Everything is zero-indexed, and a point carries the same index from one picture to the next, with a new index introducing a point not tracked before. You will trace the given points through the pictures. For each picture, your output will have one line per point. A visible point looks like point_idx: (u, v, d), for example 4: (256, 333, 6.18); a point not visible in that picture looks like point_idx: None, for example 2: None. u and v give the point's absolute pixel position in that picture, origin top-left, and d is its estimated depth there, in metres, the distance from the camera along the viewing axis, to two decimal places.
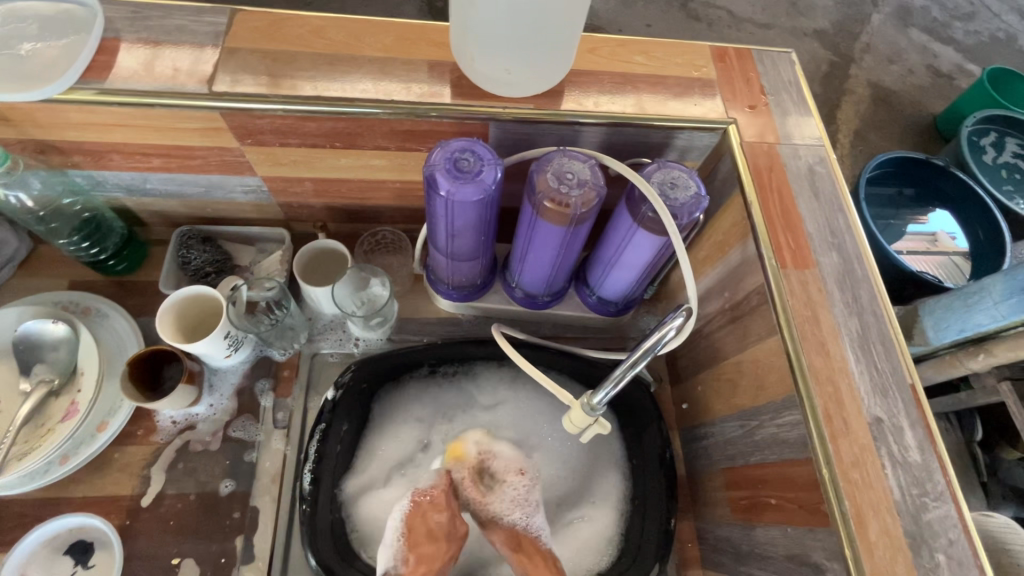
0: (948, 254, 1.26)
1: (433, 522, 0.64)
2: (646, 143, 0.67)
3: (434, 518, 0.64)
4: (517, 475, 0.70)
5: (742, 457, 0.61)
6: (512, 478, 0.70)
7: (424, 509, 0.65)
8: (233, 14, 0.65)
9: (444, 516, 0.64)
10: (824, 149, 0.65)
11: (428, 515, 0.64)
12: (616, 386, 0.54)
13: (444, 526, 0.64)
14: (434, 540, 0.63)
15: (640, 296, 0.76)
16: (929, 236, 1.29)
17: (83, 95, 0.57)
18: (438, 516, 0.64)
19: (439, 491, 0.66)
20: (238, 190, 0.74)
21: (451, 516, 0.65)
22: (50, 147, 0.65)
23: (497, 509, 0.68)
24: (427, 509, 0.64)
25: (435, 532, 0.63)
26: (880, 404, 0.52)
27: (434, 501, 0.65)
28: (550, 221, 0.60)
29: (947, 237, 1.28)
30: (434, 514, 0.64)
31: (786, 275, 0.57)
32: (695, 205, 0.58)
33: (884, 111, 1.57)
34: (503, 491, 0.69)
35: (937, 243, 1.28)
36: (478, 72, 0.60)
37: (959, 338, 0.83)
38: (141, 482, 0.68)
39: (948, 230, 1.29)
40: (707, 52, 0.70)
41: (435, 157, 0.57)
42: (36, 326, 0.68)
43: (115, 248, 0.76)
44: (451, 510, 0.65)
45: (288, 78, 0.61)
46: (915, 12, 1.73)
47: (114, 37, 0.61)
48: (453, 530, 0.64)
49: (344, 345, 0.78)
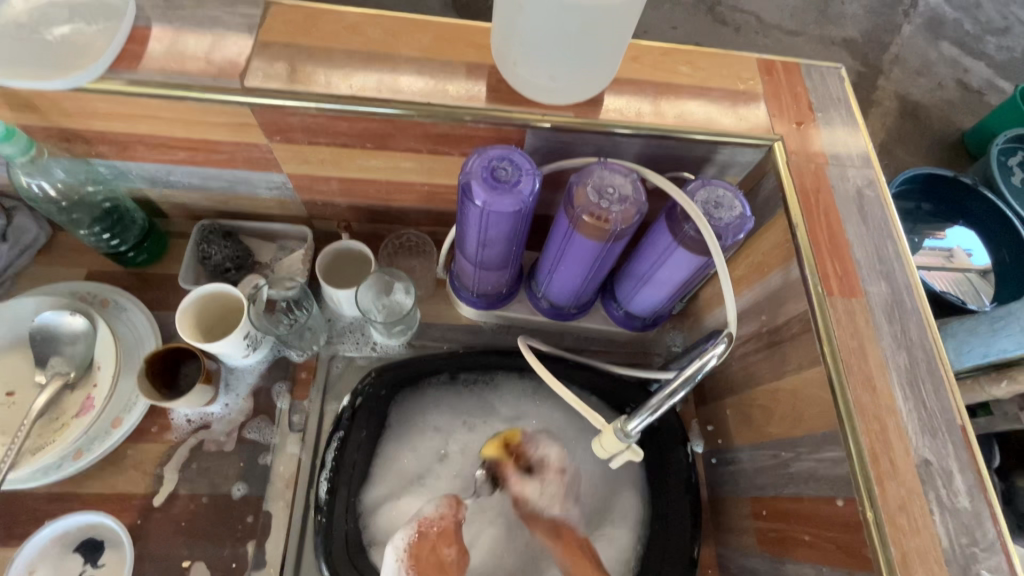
0: (965, 272, 1.21)
1: (444, 555, 0.62)
2: (687, 157, 0.64)
3: (444, 551, 0.63)
4: (555, 476, 0.66)
5: (774, 487, 0.59)
6: (552, 472, 0.66)
7: (431, 541, 0.63)
8: (267, 6, 0.63)
9: (452, 551, 0.63)
10: (873, 171, 0.63)
11: (438, 548, 0.63)
12: (654, 414, 0.52)
13: (453, 560, 0.63)
14: (444, 574, 0.61)
15: (669, 312, 0.74)
16: (945, 251, 1.25)
17: (111, 85, 0.56)
18: (448, 549, 0.63)
19: (447, 519, 0.64)
20: (263, 186, 0.73)
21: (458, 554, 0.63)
22: (74, 135, 0.63)
23: (537, 503, 0.66)
24: (434, 543, 0.63)
25: (448, 566, 0.62)
26: (928, 445, 0.49)
27: (443, 532, 0.63)
28: (588, 236, 0.58)
29: (963, 253, 1.24)
30: (445, 548, 0.63)
31: (832, 303, 0.54)
32: (740, 225, 0.56)
33: (912, 124, 1.54)
34: (542, 484, 0.66)
35: (953, 258, 1.24)
36: (519, 78, 0.58)
37: (982, 362, 0.81)
38: (154, 480, 0.67)
39: (965, 246, 1.25)
40: (753, 64, 0.67)
41: (471, 165, 0.55)
42: (54, 318, 0.66)
43: (136, 240, 0.74)
44: (458, 542, 0.64)
45: (321, 75, 0.59)
46: (947, 23, 1.68)
47: (146, 25, 0.59)
48: (459, 564, 0.63)
49: (362, 348, 0.77)
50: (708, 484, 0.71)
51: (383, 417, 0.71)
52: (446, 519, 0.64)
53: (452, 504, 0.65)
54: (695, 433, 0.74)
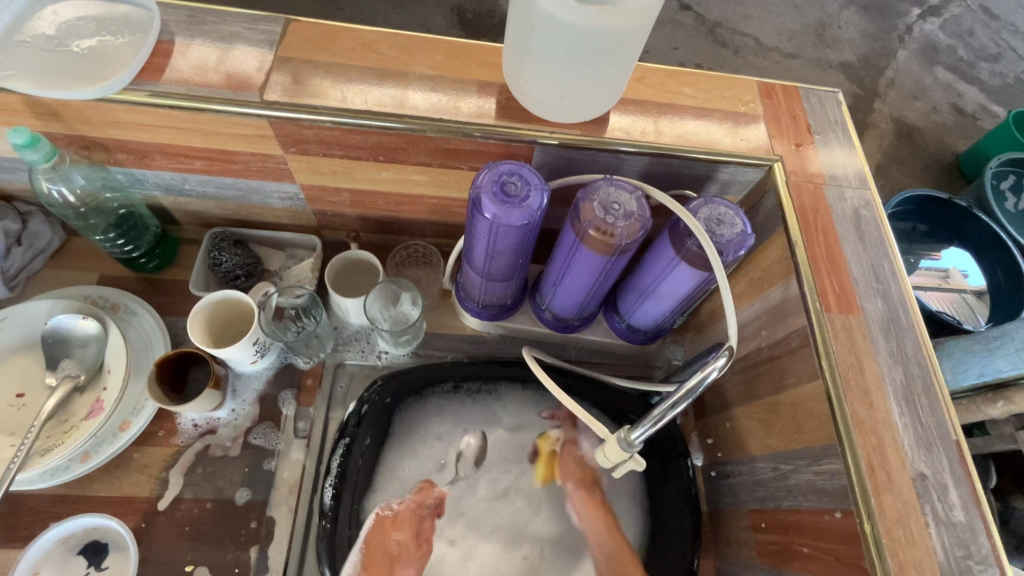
0: (961, 292, 1.23)
1: (392, 541, 0.66)
2: (690, 175, 0.66)
3: (391, 537, 0.66)
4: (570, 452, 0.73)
5: (773, 500, 0.60)
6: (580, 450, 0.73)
7: (385, 526, 0.66)
8: (286, 23, 0.65)
9: (400, 536, 0.66)
10: (870, 193, 0.65)
11: (387, 535, 0.66)
12: (656, 424, 0.53)
13: (401, 546, 0.66)
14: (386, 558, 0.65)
15: (670, 325, 0.75)
16: (941, 272, 1.26)
17: (135, 96, 0.58)
18: (395, 535, 0.66)
19: (408, 506, 0.68)
20: (275, 196, 0.74)
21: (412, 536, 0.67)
22: (95, 143, 0.65)
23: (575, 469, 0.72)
24: (388, 526, 0.66)
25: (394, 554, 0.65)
26: (924, 459, 0.51)
27: (396, 519, 0.67)
28: (593, 250, 0.60)
29: (959, 274, 1.26)
30: (393, 534, 0.66)
31: (830, 318, 0.56)
32: (741, 242, 0.57)
33: (907, 147, 1.57)
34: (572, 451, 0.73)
35: (949, 279, 1.25)
36: (528, 96, 0.60)
37: (977, 382, 0.82)
38: (159, 484, 0.68)
39: (961, 267, 1.27)
40: (754, 87, 0.70)
41: (482, 179, 0.56)
42: (67, 321, 0.68)
43: (149, 246, 0.75)
44: (408, 533, 0.67)
45: (337, 89, 0.61)
46: (941, 49, 1.73)
47: (169, 40, 0.61)
48: (410, 546, 0.66)
49: (367, 356, 0.78)
50: (707, 496, 0.72)
51: (387, 425, 0.72)
52: (406, 506, 0.68)
53: (421, 491, 0.69)
54: (694, 446, 0.75)
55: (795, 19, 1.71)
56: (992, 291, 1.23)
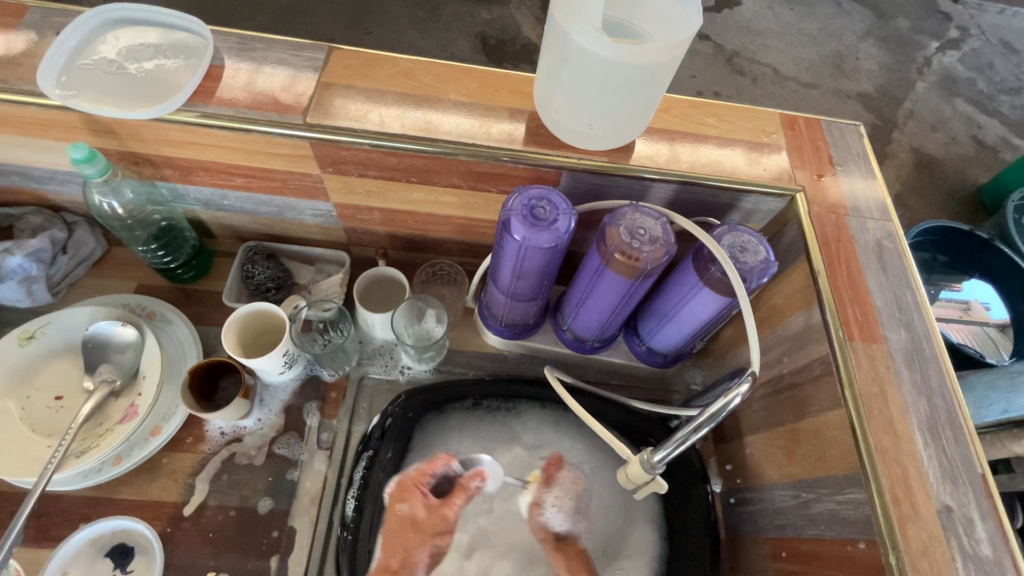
0: (984, 325, 1.21)
1: (402, 510, 0.68)
2: (713, 203, 0.68)
3: (399, 507, 0.68)
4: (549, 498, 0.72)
5: (794, 528, 0.60)
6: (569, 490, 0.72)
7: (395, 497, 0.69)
8: (329, 51, 0.68)
9: (407, 506, 0.68)
10: (892, 224, 0.65)
11: (392, 508, 0.68)
12: (679, 447, 0.53)
13: (409, 516, 0.68)
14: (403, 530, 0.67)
15: (690, 350, 0.76)
16: (962, 303, 1.25)
17: (187, 117, 0.61)
18: (401, 505, 0.68)
19: (407, 476, 0.70)
20: (309, 213, 0.77)
21: (427, 503, 0.69)
22: (144, 160, 0.69)
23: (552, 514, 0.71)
24: (401, 492, 0.69)
25: (411, 520, 0.68)
26: (949, 491, 0.50)
27: (399, 492, 0.69)
28: (617, 273, 0.61)
29: (981, 305, 1.25)
30: (399, 504, 0.68)
31: (853, 347, 0.56)
32: (764, 270, 0.58)
33: (927, 177, 1.57)
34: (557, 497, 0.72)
35: (971, 311, 1.24)
36: (557, 124, 0.63)
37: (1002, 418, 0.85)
38: (186, 490, 0.69)
39: (983, 299, 1.26)
40: (777, 119, 0.71)
41: (512, 202, 0.58)
42: (107, 327, 0.71)
43: (186, 258, 0.79)
44: (418, 501, 0.69)
45: (375, 113, 0.64)
46: (961, 82, 1.74)
47: (220, 65, 0.65)
48: (423, 513, 0.69)
49: (390, 371, 0.79)
50: (726, 524, 0.71)
51: (408, 439, 0.73)
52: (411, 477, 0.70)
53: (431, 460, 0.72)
54: (713, 472, 0.75)
55: (813, 49, 1.74)
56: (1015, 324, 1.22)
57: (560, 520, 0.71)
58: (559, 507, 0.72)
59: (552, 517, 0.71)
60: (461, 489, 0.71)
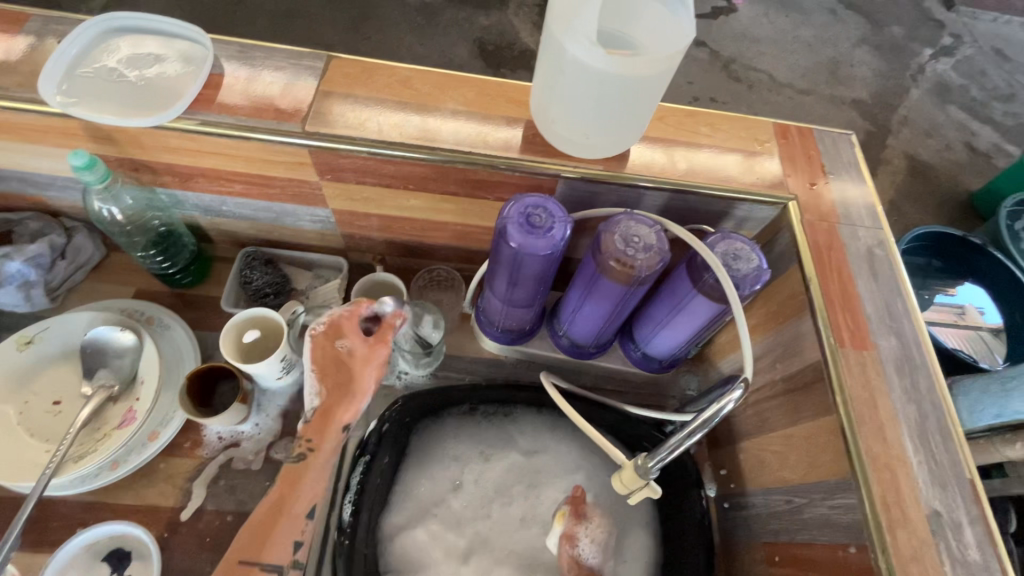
0: (978, 330, 1.23)
1: (339, 347, 0.66)
2: (707, 211, 0.69)
3: (336, 345, 0.66)
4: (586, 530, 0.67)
5: (787, 533, 0.60)
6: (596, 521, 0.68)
7: (329, 333, 0.66)
8: (329, 60, 0.69)
9: (348, 344, 0.66)
10: (883, 233, 0.66)
11: (331, 342, 0.66)
12: (672, 452, 0.53)
13: (347, 353, 0.66)
14: (337, 373, 0.66)
15: (685, 355, 0.77)
16: (957, 307, 1.27)
17: (187, 125, 0.62)
18: (340, 343, 0.66)
19: (344, 313, 0.67)
20: (307, 219, 0.78)
21: (367, 342, 0.67)
22: (144, 166, 0.69)
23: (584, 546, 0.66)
24: (330, 336, 0.66)
25: (348, 354, 0.67)
26: (939, 497, 0.51)
27: (330, 332, 0.66)
28: (612, 280, 0.62)
29: (975, 310, 1.26)
30: (337, 342, 0.66)
31: (844, 354, 0.57)
32: (757, 277, 0.59)
33: (920, 183, 1.59)
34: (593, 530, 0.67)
35: (965, 315, 1.26)
36: (553, 133, 0.63)
37: (994, 422, 0.85)
38: (183, 495, 0.69)
39: (979, 304, 1.27)
40: (770, 129, 0.72)
41: (508, 210, 0.59)
42: (107, 333, 0.71)
43: (185, 263, 0.79)
44: (358, 338, 0.67)
45: (373, 122, 0.65)
46: (954, 89, 1.76)
47: (221, 73, 0.66)
48: (363, 353, 0.67)
49: (387, 376, 0.80)
50: (720, 529, 0.72)
51: (404, 444, 0.73)
52: (347, 316, 0.67)
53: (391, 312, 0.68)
54: (707, 477, 0.75)
55: (808, 57, 1.76)
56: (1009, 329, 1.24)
57: (592, 553, 0.66)
58: (591, 538, 0.67)
59: (585, 550, 0.66)
60: (387, 327, 0.68)
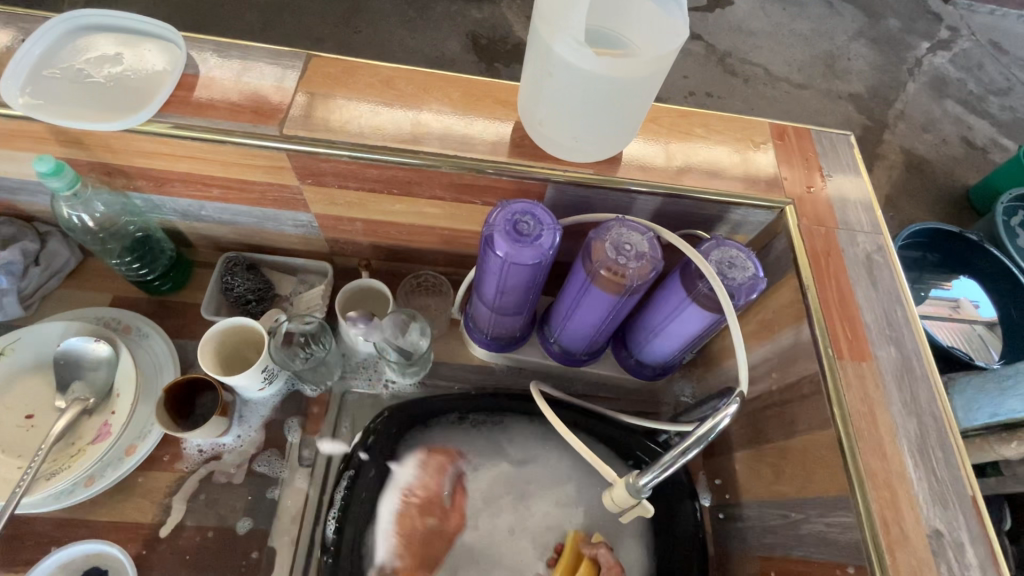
0: (973, 324, 1.21)
1: (427, 524, 0.68)
2: (701, 215, 0.67)
3: (426, 520, 0.68)
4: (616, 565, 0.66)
5: (783, 548, 0.59)
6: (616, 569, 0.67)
7: (416, 511, 0.68)
8: (308, 58, 0.66)
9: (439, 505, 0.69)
10: (883, 238, 0.65)
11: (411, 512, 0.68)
12: (665, 471, 0.52)
13: (434, 529, 0.68)
14: (420, 544, 0.67)
15: (678, 363, 0.75)
16: (951, 302, 1.25)
17: (159, 127, 0.59)
18: (428, 518, 0.68)
19: (427, 483, 0.70)
20: (289, 224, 0.76)
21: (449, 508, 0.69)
22: (116, 170, 0.67)
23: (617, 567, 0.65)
24: (420, 511, 0.68)
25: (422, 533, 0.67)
26: (939, 515, 0.49)
27: (422, 505, 0.69)
28: (603, 289, 0.60)
29: (970, 304, 1.25)
30: (426, 518, 0.68)
31: (842, 366, 0.55)
32: (752, 286, 0.57)
33: (916, 178, 1.57)
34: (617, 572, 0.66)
35: (960, 309, 1.24)
36: (542, 136, 0.61)
37: (990, 421, 0.85)
38: (162, 510, 0.67)
39: (972, 297, 1.25)
40: (766, 129, 0.70)
41: (495, 217, 0.57)
42: (80, 344, 0.68)
43: (163, 269, 0.76)
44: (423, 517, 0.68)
45: (354, 124, 0.62)
46: (950, 83, 1.74)
47: (195, 73, 0.63)
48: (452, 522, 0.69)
49: (374, 385, 0.78)
50: (716, 539, 0.70)
51: (390, 456, 0.71)
52: (427, 490, 0.69)
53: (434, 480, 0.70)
54: (702, 486, 0.73)
55: (804, 50, 1.73)
56: (1003, 324, 1.22)
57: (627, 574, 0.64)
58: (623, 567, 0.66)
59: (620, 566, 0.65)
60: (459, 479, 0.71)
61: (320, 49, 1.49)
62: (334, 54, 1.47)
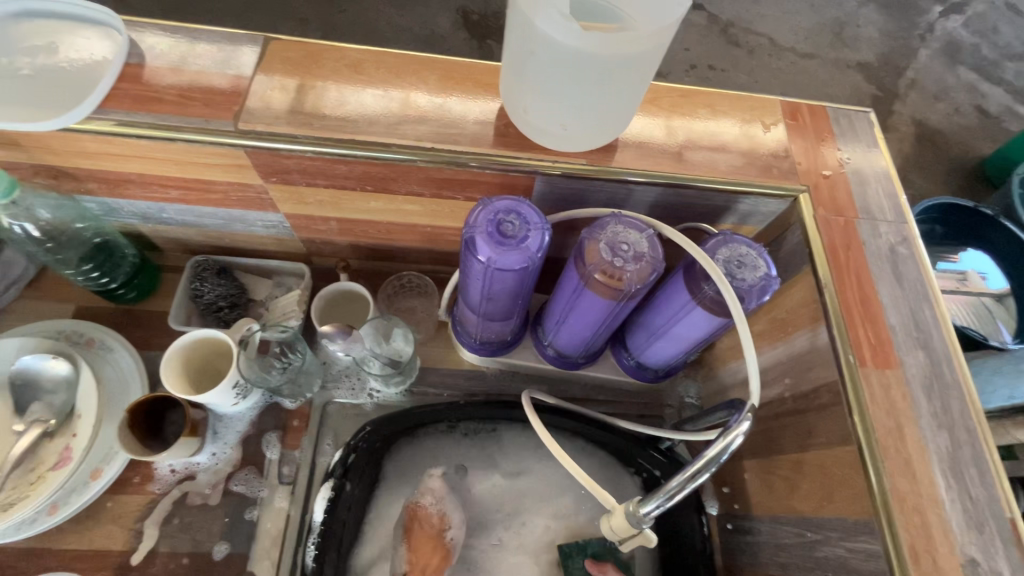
0: (980, 297, 1.14)
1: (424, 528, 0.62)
2: (706, 206, 0.61)
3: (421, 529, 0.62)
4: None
5: (797, 569, 0.54)
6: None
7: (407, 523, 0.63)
8: (265, 42, 0.60)
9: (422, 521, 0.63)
10: (907, 227, 0.58)
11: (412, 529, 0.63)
12: (670, 499, 0.47)
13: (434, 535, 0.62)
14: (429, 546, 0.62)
15: (682, 365, 0.70)
16: (958, 275, 1.18)
17: (100, 125, 0.53)
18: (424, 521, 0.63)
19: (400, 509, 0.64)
20: (258, 224, 0.70)
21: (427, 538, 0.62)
22: (63, 173, 0.61)
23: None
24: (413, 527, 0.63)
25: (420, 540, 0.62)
26: (975, 542, 0.45)
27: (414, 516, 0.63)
28: (598, 294, 0.54)
29: (977, 276, 1.17)
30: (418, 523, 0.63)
31: (865, 375, 0.50)
32: (764, 287, 0.51)
33: (929, 151, 1.49)
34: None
35: (967, 282, 1.16)
36: (528, 123, 0.54)
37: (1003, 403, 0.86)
38: (133, 536, 0.63)
39: (980, 270, 1.18)
40: (777, 108, 0.63)
41: (476, 218, 0.51)
42: (36, 362, 0.64)
43: (126, 276, 0.71)
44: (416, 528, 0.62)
45: (317, 114, 0.56)
46: (965, 48, 1.64)
47: (138, 62, 0.56)
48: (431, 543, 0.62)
49: (358, 395, 0.73)
50: (723, 551, 0.66)
51: (375, 471, 0.67)
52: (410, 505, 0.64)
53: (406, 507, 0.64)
54: (707, 494, 0.68)
55: (812, 17, 1.63)
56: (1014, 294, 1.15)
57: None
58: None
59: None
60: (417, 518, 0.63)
61: (303, 29, 1.41)
62: (315, 36, 1.39)
